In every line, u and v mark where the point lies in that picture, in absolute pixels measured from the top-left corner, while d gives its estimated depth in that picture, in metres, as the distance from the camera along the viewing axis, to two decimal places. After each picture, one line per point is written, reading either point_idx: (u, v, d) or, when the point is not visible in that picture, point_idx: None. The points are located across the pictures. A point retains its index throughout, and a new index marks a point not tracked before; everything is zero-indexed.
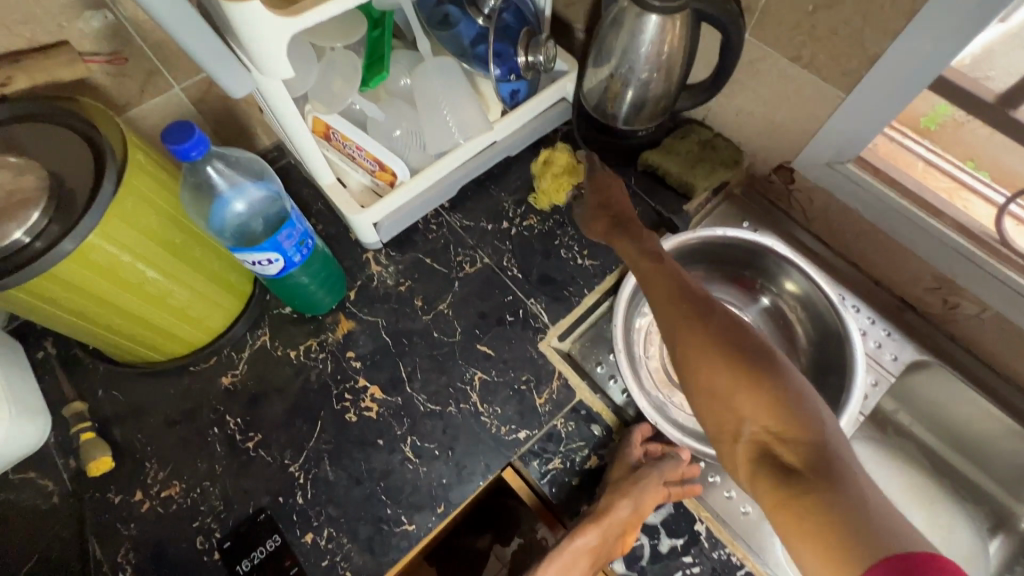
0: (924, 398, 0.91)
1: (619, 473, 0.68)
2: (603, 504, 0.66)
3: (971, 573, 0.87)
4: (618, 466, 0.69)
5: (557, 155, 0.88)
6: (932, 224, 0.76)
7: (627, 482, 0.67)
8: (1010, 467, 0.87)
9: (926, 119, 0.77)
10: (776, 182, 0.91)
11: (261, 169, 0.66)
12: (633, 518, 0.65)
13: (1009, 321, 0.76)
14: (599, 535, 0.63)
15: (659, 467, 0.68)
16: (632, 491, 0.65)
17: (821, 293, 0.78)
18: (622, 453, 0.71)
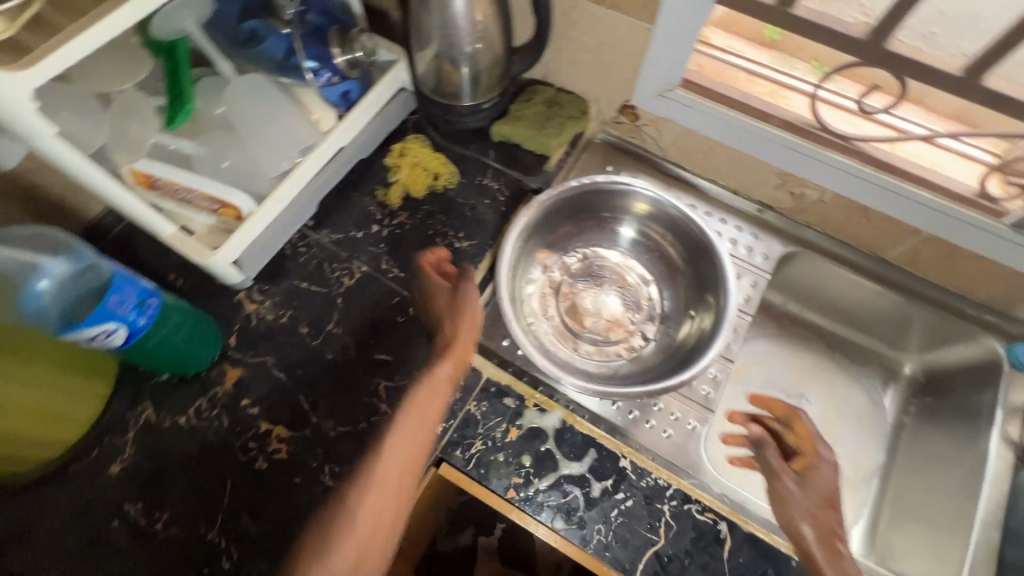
0: (804, 283, 0.99)
1: (443, 298, 0.73)
2: (443, 333, 0.69)
3: (870, 426, 0.98)
4: (437, 299, 0.73)
5: (410, 146, 0.91)
6: (762, 127, 0.82)
7: (448, 305, 0.72)
8: (885, 323, 0.98)
9: (768, 32, 0.85)
10: (624, 122, 0.94)
11: (64, 240, 0.60)
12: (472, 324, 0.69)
13: (845, 197, 0.84)
14: (452, 362, 0.67)
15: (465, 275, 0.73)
16: (461, 302, 0.70)
17: (669, 205, 0.82)
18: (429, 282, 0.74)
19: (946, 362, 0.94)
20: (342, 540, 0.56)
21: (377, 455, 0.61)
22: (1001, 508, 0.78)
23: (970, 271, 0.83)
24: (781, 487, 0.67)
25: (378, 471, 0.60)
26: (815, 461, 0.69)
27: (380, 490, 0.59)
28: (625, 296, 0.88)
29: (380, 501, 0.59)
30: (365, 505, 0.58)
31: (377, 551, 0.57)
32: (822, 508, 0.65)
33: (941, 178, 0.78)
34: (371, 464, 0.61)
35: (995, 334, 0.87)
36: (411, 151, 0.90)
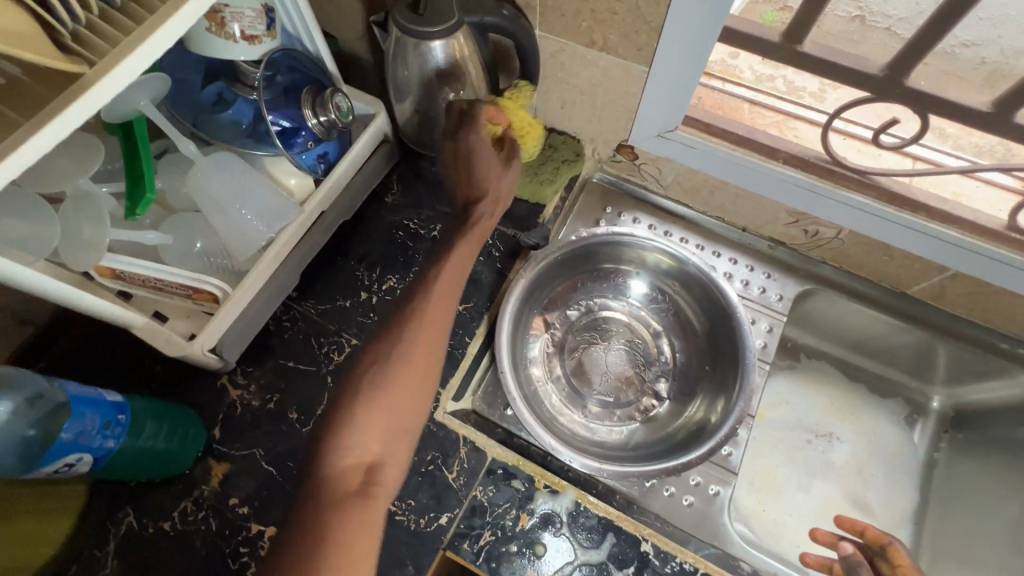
0: (821, 318, 0.94)
1: (486, 170, 0.69)
2: (482, 193, 0.69)
3: (900, 466, 0.92)
4: (484, 153, 0.68)
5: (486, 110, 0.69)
6: (770, 166, 0.77)
7: (488, 163, 0.69)
8: (909, 356, 0.92)
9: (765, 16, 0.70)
10: (622, 160, 0.88)
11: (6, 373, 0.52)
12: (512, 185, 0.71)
13: (865, 236, 0.78)
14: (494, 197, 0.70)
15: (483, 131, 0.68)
16: (496, 175, 0.69)
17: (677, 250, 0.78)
18: (472, 143, 0.68)
19: (976, 398, 0.89)
20: (389, 397, 0.60)
21: (414, 313, 0.63)
22: None
23: (1003, 306, 0.78)
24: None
25: (414, 341, 0.62)
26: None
27: (427, 321, 0.63)
28: (634, 351, 0.82)
29: (420, 343, 0.62)
30: (398, 372, 0.60)
31: (410, 416, 0.61)
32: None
33: (964, 212, 0.73)
34: (405, 332, 0.62)
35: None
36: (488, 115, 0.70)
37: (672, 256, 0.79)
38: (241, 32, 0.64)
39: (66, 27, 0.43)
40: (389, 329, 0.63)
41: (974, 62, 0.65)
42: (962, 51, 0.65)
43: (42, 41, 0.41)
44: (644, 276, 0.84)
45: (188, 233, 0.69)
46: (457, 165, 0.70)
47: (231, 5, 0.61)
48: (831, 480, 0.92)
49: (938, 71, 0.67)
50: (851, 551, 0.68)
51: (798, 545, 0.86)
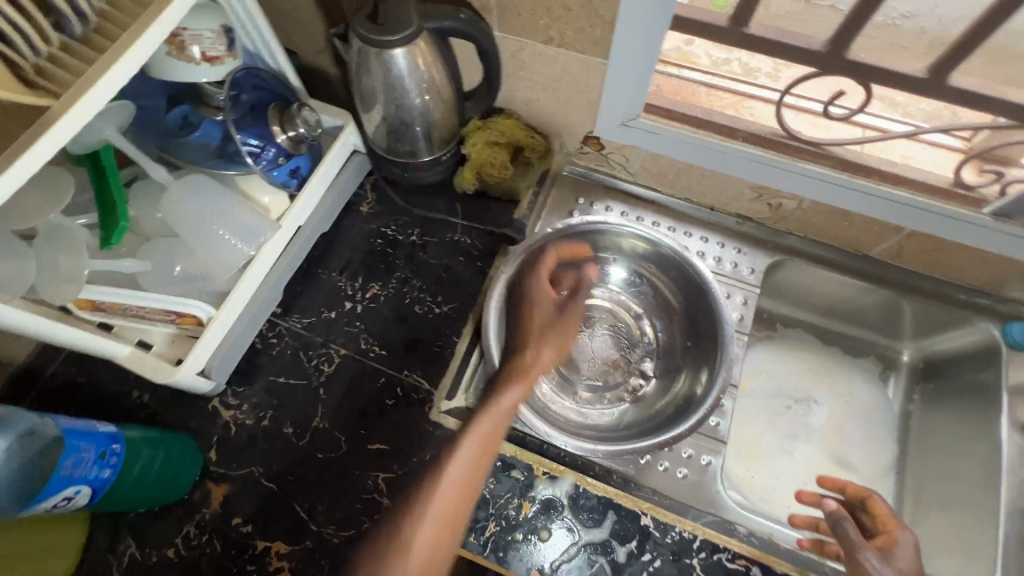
0: (792, 287, 0.98)
1: (546, 310, 0.73)
2: (532, 333, 0.72)
3: (878, 422, 0.97)
4: (537, 299, 0.74)
5: (558, 249, 0.77)
6: (729, 145, 0.80)
7: (540, 315, 0.73)
8: (877, 314, 0.97)
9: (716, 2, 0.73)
10: (590, 152, 0.91)
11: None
12: (564, 352, 0.72)
13: (825, 204, 0.82)
14: (547, 344, 0.71)
15: (544, 274, 0.75)
16: (552, 315, 0.73)
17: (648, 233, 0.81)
18: (535, 285, 0.75)
19: (943, 347, 0.93)
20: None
21: (437, 478, 0.58)
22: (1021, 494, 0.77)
23: (957, 260, 0.83)
24: (868, 567, 0.62)
25: (433, 499, 0.57)
26: (893, 538, 0.68)
27: (455, 479, 0.58)
28: (617, 334, 0.85)
29: (443, 505, 0.57)
30: (415, 533, 0.55)
31: None
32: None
33: (913, 174, 0.78)
34: (419, 505, 0.57)
35: (987, 313, 0.86)
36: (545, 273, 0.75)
37: (651, 242, 0.82)
38: (202, 54, 0.64)
39: (29, 61, 0.43)
40: (416, 484, 0.59)
41: (908, 32, 0.70)
42: (903, 23, 0.69)
43: (7, 77, 0.41)
44: (624, 263, 0.87)
45: (165, 258, 0.68)
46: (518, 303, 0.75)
47: (189, 29, 0.62)
48: (815, 442, 0.96)
49: (876, 43, 0.71)
50: (834, 507, 0.71)
51: (789, 506, 0.90)
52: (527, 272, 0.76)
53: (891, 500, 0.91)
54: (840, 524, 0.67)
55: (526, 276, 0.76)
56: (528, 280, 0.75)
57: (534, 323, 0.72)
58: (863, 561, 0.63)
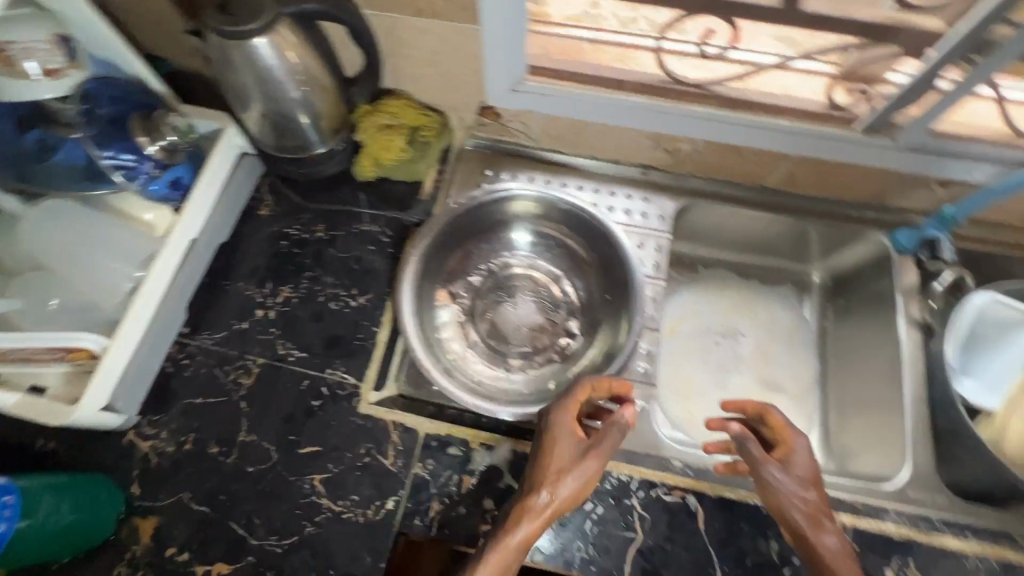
0: (705, 229, 1.02)
1: (563, 457, 0.63)
2: (549, 486, 0.61)
3: (799, 343, 1.03)
4: (558, 436, 0.64)
5: (592, 383, 0.68)
6: (616, 97, 0.82)
7: (561, 460, 0.63)
8: (784, 241, 1.02)
9: None
10: (489, 123, 0.90)
11: None
12: (582, 490, 0.62)
13: (717, 143, 0.85)
14: (558, 494, 0.60)
15: (568, 409, 0.66)
16: (574, 467, 0.62)
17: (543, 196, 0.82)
18: (557, 419, 0.66)
19: (844, 262, 0.99)
20: None
21: None
22: (922, 385, 0.84)
23: (844, 178, 0.87)
24: (774, 485, 0.63)
25: None
26: (790, 448, 0.66)
27: None
28: (540, 299, 0.86)
29: None
30: None
31: None
32: (807, 490, 0.63)
33: (791, 101, 0.81)
34: None
35: (880, 225, 0.91)
36: (569, 414, 0.66)
37: (542, 197, 0.83)
38: (42, 69, 0.63)
39: None
40: None
41: None
42: None
43: None
44: (526, 226, 0.87)
45: (41, 293, 0.65)
46: (541, 449, 0.64)
47: (18, 42, 0.60)
48: (744, 371, 1.01)
49: None
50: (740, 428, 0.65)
51: None
52: (550, 411, 0.67)
53: (818, 411, 0.97)
54: (744, 445, 0.64)
55: (547, 412, 0.67)
56: (555, 413, 0.66)
57: (553, 479, 0.61)
58: (769, 479, 0.63)
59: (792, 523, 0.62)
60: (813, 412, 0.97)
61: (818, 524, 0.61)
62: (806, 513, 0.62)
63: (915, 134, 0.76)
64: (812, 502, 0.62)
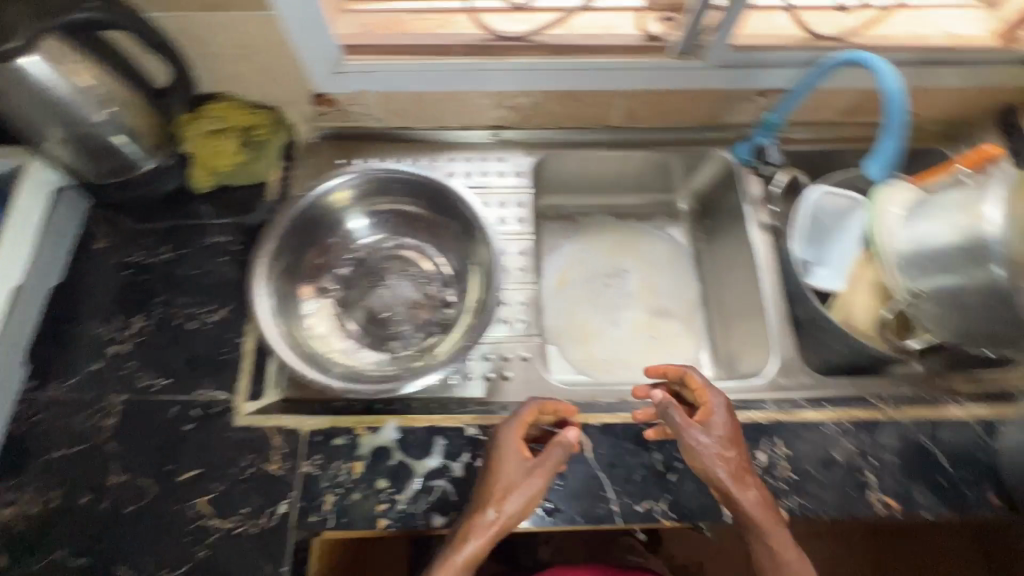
0: (570, 179, 1.07)
1: (511, 474, 0.62)
2: (494, 502, 0.61)
3: (679, 268, 1.09)
4: (504, 454, 0.64)
5: (539, 404, 0.68)
6: (441, 62, 0.82)
7: (510, 478, 0.62)
8: (645, 178, 1.07)
9: None
10: (328, 112, 0.88)
11: None
12: (527, 507, 0.61)
13: (551, 91, 0.87)
14: (504, 510, 0.60)
15: (514, 426, 0.66)
16: (522, 482, 0.61)
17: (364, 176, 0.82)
18: (505, 438, 0.65)
19: (701, 184, 1.05)
20: None
21: None
22: (779, 280, 0.90)
23: (678, 103, 0.91)
24: (692, 447, 0.62)
25: None
26: (709, 408, 0.65)
27: None
28: (413, 276, 0.86)
29: None
30: None
31: None
32: (726, 449, 0.62)
33: (608, 40, 0.84)
34: None
35: (720, 143, 0.97)
36: (516, 431, 0.65)
37: (366, 175, 0.82)
38: None
39: None
40: None
41: None
42: None
43: None
44: (363, 212, 0.86)
45: None
46: (490, 468, 0.64)
47: None
48: (633, 305, 1.07)
49: None
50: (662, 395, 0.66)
51: (625, 365, 1.02)
52: (500, 430, 0.67)
53: (704, 326, 1.05)
54: (666, 411, 0.64)
55: (498, 431, 0.67)
56: (502, 431, 0.66)
57: (498, 493, 0.61)
58: (688, 444, 0.62)
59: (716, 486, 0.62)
60: (698, 327, 1.04)
61: (741, 481, 0.61)
62: (727, 471, 0.61)
63: (721, 51, 0.81)
64: (732, 459, 0.62)
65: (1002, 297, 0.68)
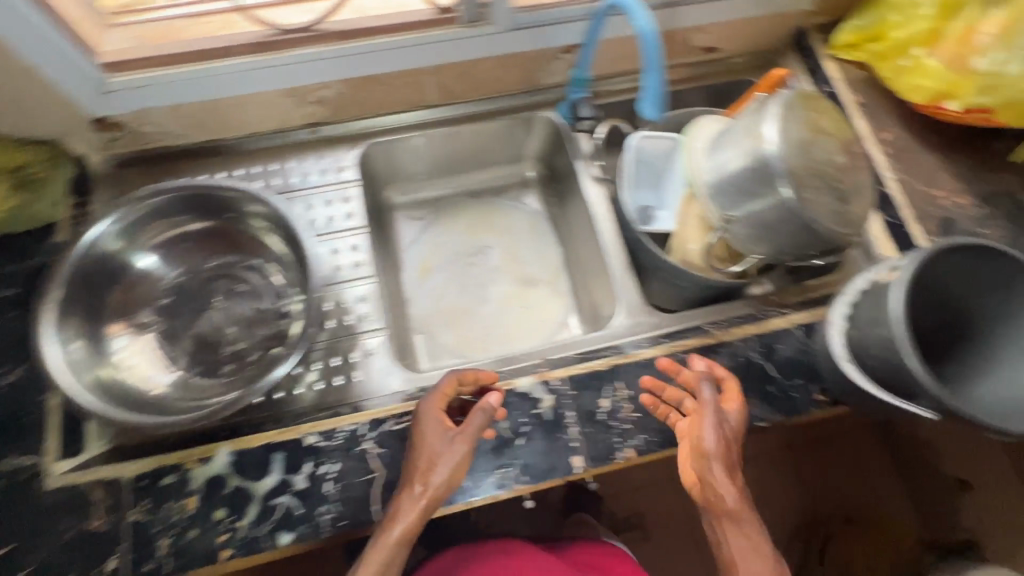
0: (412, 165, 1.05)
1: (439, 447, 0.64)
2: (422, 478, 0.62)
3: (540, 234, 1.10)
4: (428, 429, 0.65)
5: (458, 374, 0.70)
6: (222, 65, 0.79)
7: (432, 452, 0.63)
8: (487, 153, 1.07)
9: None
10: (118, 135, 0.82)
11: None
12: (456, 475, 0.62)
13: (351, 79, 0.85)
14: (433, 484, 0.61)
15: (433, 400, 0.68)
16: (449, 452, 0.63)
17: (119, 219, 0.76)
18: (426, 411, 0.67)
19: (541, 148, 1.06)
20: None
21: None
22: (615, 230, 0.92)
23: (485, 75, 0.91)
24: (704, 425, 0.64)
25: None
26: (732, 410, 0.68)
27: None
28: (244, 293, 0.82)
29: None
30: None
31: None
32: (733, 444, 0.65)
33: (397, 17, 0.82)
34: None
35: (543, 106, 0.97)
36: (436, 404, 0.68)
37: (126, 214, 0.76)
38: None
39: None
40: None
41: None
42: None
43: None
44: (146, 249, 0.80)
45: None
46: (414, 445, 0.65)
47: None
48: (499, 279, 1.07)
49: None
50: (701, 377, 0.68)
51: (500, 340, 1.02)
52: (422, 405, 0.68)
53: (571, 286, 1.07)
54: (702, 388, 0.67)
55: (420, 407, 0.69)
56: (421, 406, 0.67)
57: (426, 468, 0.62)
58: (707, 419, 0.64)
59: (707, 468, 0.62)
60: (564, 289, 1.06)
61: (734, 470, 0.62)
62: (724, 456, 0.63)
63: (510, 16, 0.81)
64: (733, 453, 0.64)
65: (791, 211, 0.72)
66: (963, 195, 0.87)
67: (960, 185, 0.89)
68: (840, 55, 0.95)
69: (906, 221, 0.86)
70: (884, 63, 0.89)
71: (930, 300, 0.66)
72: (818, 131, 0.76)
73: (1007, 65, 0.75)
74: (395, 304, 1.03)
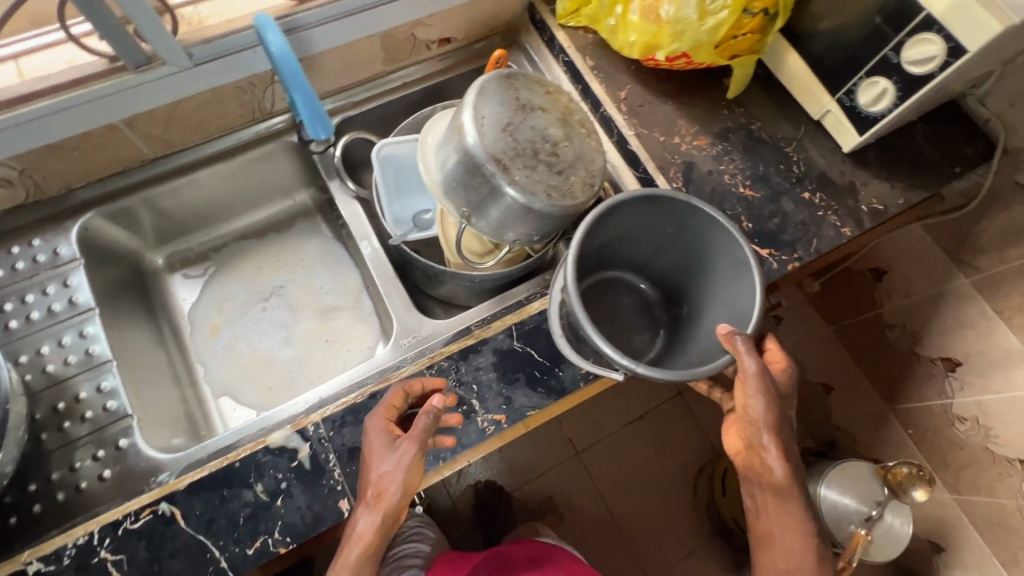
0: (167, 223, 0.96)
1: (384, 458, 0.62)
2: (375, 493, 0.61)
3: (333, 261, 1.05)
4: (375, 440, 0.64)
5: (403, 385, 0.68)
6: None
7: (381, 465, 0.62)
8: (248, 195, 1.01)
9: None
10: None
11: None
12: (408, 484, 0.62)
13: (30, 152, 0.76)
14: (387, 500, 0.61)
15: (383, 413, 0.66)
16: (397, 464, 0.62)
17: None
18: (370, 425, 0.65)
19: (301, 172, 1.01)
20: None
21: None
22: (378, 250, 0.89)
23: (192, 116, 0.85)
24: (763, 399, 0.61)
25: None
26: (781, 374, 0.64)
27: None
28: None
29: None
30: None
31: None
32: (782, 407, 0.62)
33: (56, 76, 0.73)
34: None
35: (286, 133, 0.94)
36: (386, 417, 0.66)
37: None
38: None
39: None
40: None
41: None
42: None
43: None
44: None
45: None
46: (366, 459, 0.64)
47: None
48: (299, 317, 1.01)
49: None
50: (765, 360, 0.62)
51: (308, 381, 0.97)
52: (374, 417, 0.66)
53: (373, 306, 1.02)
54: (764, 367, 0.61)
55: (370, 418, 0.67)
56: (367, 423, 0.66)
57: (377, 484, 0.61)
58: (765, 396, 0.60)
59: (766, 442, 0.61)
60: (366, 311, 1.02)
61: (786, 443, 0.62)
62: (768, 426, 0.61)
63: (183, 52, 0.74)
64: (782, 413, 0.62)
65: (504, 197, 0.71)
66: (700, 137, 0.90)
67: (698, 128, 0.92)
68: (567, 23, 0.95)
69: (652, 174, 0.88)
70: (600, 25, 0.90)
71: (634, 262, 0.75)
72: (526, 110, 0.75)
73: (682, 10, 0.78)
74: (181, 373, 0.94)
